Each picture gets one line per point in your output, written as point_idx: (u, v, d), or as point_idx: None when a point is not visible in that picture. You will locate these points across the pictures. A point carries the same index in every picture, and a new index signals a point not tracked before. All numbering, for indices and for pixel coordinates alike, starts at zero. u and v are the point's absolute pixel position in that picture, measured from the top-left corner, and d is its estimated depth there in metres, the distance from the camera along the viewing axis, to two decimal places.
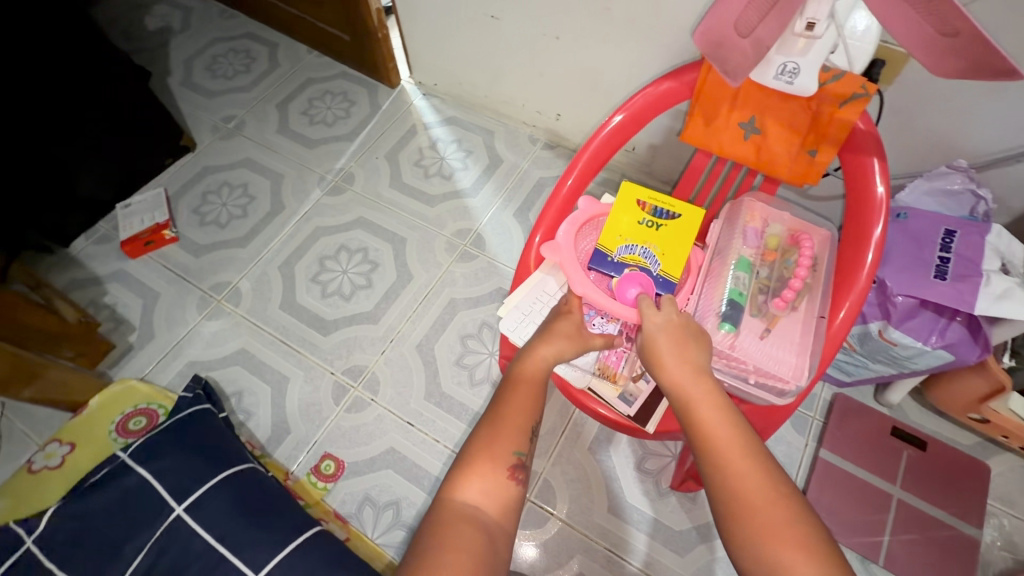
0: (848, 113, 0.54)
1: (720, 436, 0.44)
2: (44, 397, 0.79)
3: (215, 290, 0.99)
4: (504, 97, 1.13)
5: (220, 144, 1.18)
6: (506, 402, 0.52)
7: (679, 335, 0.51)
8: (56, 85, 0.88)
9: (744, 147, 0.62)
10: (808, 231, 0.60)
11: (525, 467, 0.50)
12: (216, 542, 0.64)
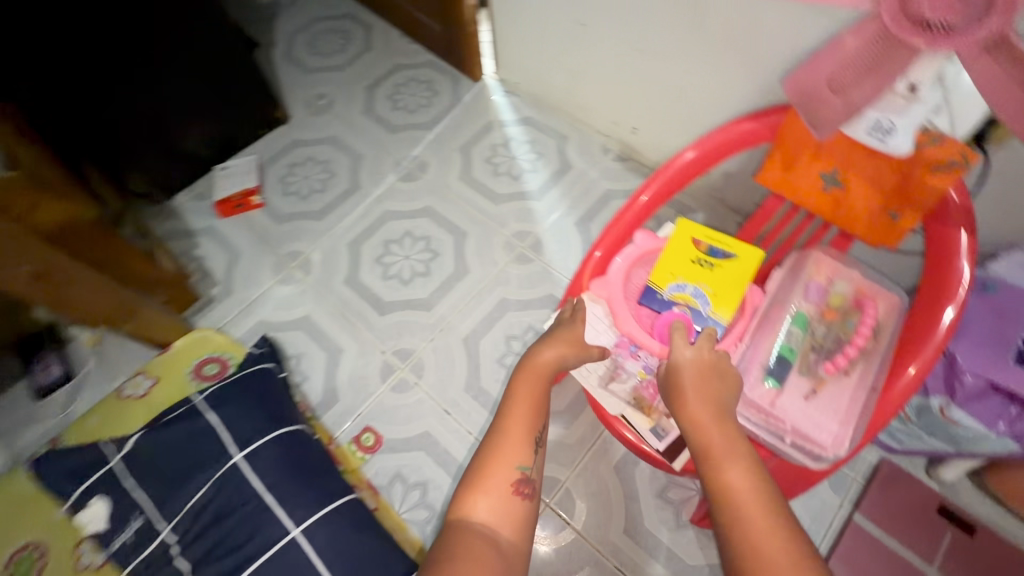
0: (938, 182, 0.55)
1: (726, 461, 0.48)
2: (139, 333, 0.88)
3: (290, 257, 1.07)
4: (583, 103, 1.13)
5: (310, 119, 1.26)
6: (510, 424, 0.59)
7: (707, 374, 0.55)
8: (174, 51, 0.97)
9: (823, 198, 0.64)
10: (875, 298, 0.62)
11: (528, 482, 0.56)
12: (264, 491, 0.71)
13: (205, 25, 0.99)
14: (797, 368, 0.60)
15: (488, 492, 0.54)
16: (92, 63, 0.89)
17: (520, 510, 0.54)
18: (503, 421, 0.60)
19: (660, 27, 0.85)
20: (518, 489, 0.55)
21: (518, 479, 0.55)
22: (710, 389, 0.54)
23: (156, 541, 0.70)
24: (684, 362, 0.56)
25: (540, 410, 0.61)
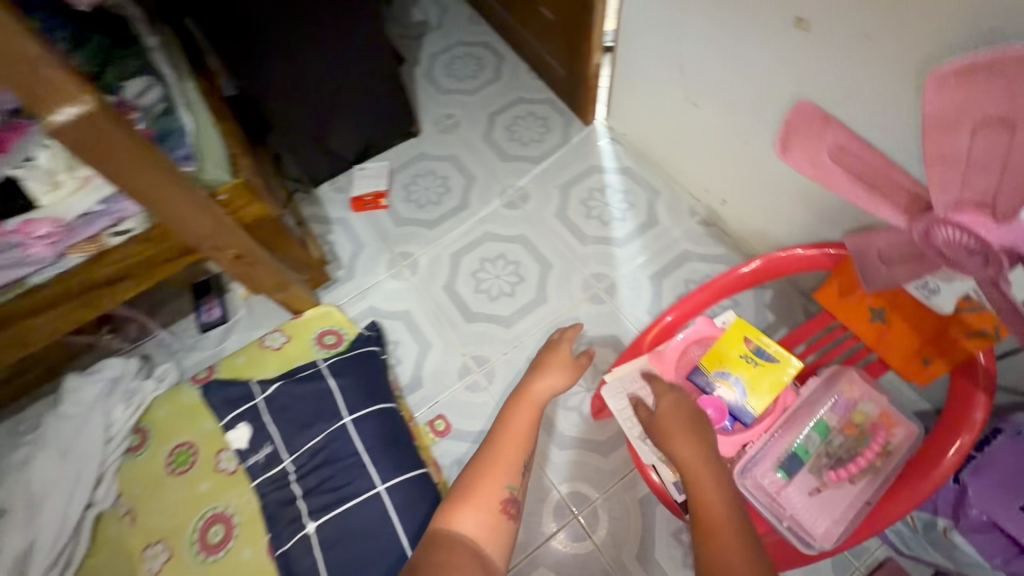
0: (970, 343, 0.67)
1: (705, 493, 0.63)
2: (288, 303, 1.12)
3: (402, 257, 1.27)
4: (681, 167, 1.24)
5: (438, 137, 1.46)
6: (502, 450, 0.77)
7: (699, 434, 0.69)
8: (340, 71, 1.21)
9: (868, 329, 0.76)
10: (894, 425, 0.73)
11: (514, 501, 0.74)
12: (362, 450, 0.91)
13: (370, 53, 1.22)
14: (807, 468, 0.74)
15: (478, 509, 0.72)
16: (281, 75, 1.14)
17: (505, 525, 0.72)
18: (497, 446, 0.78)
19: (764, 125, 0.94)
20: (505, 507, 0.73)
21: (505, 499, 0.73)
22: (701, 447, 0.67)
23: (279, 466, 0.93)
24: (675, 424, 0.70)
25: (529, 438, 0.79)
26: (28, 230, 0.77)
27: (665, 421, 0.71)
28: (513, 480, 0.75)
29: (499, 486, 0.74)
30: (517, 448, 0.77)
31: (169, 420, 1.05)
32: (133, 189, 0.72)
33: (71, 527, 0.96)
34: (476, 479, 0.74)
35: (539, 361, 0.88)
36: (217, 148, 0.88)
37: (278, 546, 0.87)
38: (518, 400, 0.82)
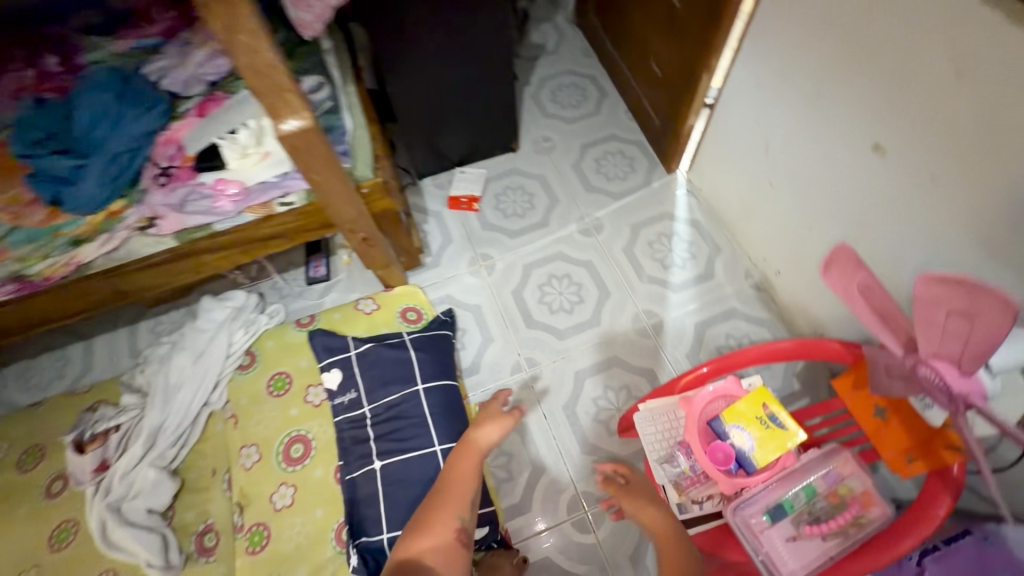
0: (949, 455, 0.76)
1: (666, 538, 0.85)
2: (386, 279, 1.34)
3: (482, 258, 1.46)
4: (747, 232, 1.36)
5: (533, 156, 1.63)
6: (452, 489, 0.94)
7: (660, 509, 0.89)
8: (464, 86, 1.40)
9: (869, 420, 0.86)
10: (871, 503, 0.86)
11: (466, 532, 0.90)
12: (427, 416, 1.12)
13: (497, 78, 1.42)
14: (790, 519, 0.88)
15: (432, 537, 0.87)
16: (417, 83, 1.35)
17: (459, 552, 0.87)
18: (447, 487, 0.95)
19: (829, 220, 1.07)
20: (459, 535, 0.89)
21: (457, 529, 0.89)
22: (665, 521, 0.87)
23: (359, 410, 1.14)
24: (629, 496, 0.92)
25: (473, 477, 0.96)
26: (224, 189, 1.04)
27: (628, 494, 0.92)
28: (464, 512, 0.91)
29: (452, 517, 0.90)
30: (465, 485, 0.95)
31: (275, 351, 1.28)
32: (316, 181, 0.93)
33: (191, 417, 1.21)
34: (432, 512, 0.91)
35: (476, 421, 1.04)
36: (363, 146, 1.06)
37: (347, 473, 1.09)
38: (461, 448, 1.00)
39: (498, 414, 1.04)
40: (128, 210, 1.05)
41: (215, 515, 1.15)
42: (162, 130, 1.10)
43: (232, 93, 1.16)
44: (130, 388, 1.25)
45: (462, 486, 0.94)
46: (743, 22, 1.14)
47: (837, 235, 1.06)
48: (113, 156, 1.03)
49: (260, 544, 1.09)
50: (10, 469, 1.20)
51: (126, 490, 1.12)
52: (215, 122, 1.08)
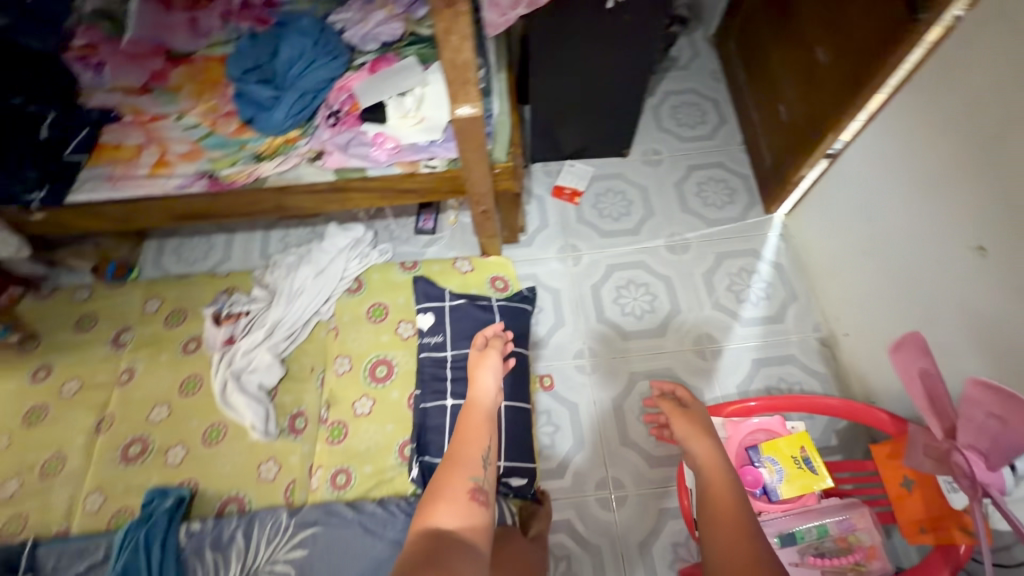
0: (961, 535, 0.84)
1: (713, 470, 0.89)
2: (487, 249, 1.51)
3: (571, 248, 1.58)
4: (829, 288, 1.42)
5: (641, 165, 1.72)
6: (458, 457, 0.94)
7: (715, 448, 0.93)
8: (601, 95, 1.49)
9: (895, 487, 0.95)
10: (875, 557, 0.95)
11: (482, 492, 0.90)
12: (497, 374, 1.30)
13: (630, 95, 1.50)
14: (797, 547, 0.97)
15: (450, 504, 0.86)
16: (562, 86, 1.45)
17: (480, 512, 0.88)
18: (451, 458, 0.94)
19: (909, 302, 1.14)
20: (474, 496, 0.89)
21: (470, 489, 0.89)
22: (718, 460, 0.90)
23: (442, 353, 1.33)
24: (681, 418, 1.01)
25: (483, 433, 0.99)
26: (383, 142, 1.21)
27: (686, 415, 1.01)
28: (476, 473, 0.92)
29: (465, 478, 0.91)
30: (478, 439, 0.97)
31: (380, 284, 1.49)
32: (467, 156, 1.08)
33: (304, 320, 1.43)
34: (442, 484, 0.89)
35: (471, 368, 1.12)
36: (503, 131, 1.17)
37: (422, 402, 1.28)
38: (465, 409, 1.04)
39: (480, 358, 1.13)
40: (302, 140, 1.25)
41: (306, 404, 1.37)
42: (338, 79, 1.29)
43: (402, 57, 1.31)
44: (260, 283, 1.49)
45: (471, 445, 0.96)
46: (903, 73, 1.10)
47: (915, 317, 1.13)
48: (299, 94, 1.25)
49: (338, 438, 1.30)
50: (159, 323, 1.47)
51: (245, 365, 1.36)
52: (386, 82, 1.24)
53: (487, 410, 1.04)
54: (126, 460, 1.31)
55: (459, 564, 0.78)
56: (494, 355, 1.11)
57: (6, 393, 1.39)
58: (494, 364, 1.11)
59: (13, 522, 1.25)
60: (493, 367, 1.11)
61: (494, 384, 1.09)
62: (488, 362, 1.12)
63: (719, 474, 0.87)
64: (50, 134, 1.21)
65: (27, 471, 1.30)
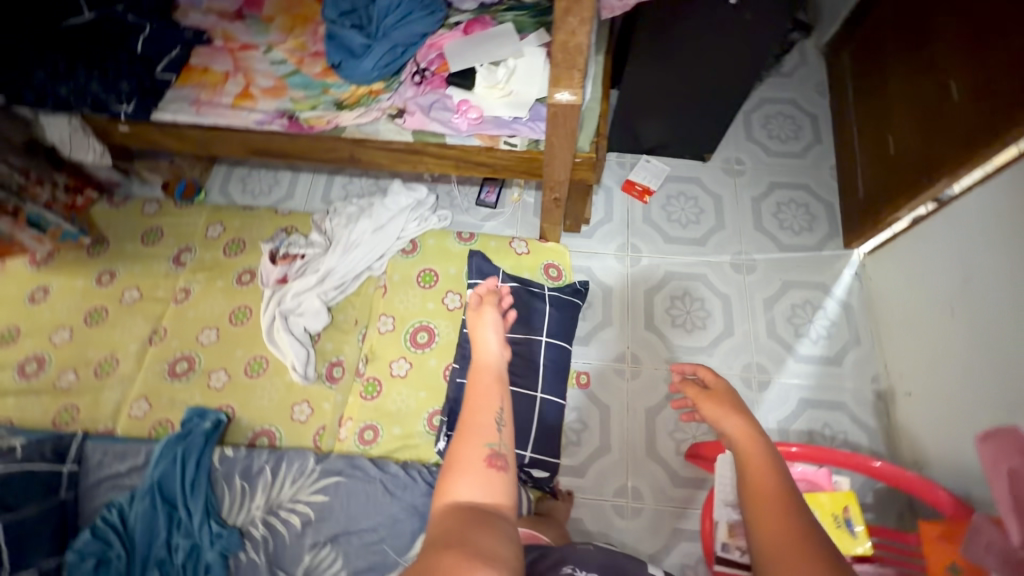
0: None
1: (756, 455, 0.67)
2: (547, 235, 1.47)
3: (631, 248, 1.53)
4: (898, 341, 1.34)
5: (720, 174, 1.63)
6: (468, 420, 0.79)
7: (751, 426, 0.72)
8: (698, 95, 1.40)
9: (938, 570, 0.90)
10: None
11: (498, 456, 0.77)
12: (538, 365, 1.28)
13: (729, 98, 1.41)
14: None
15: (469, 475, 0.74)
16: (658, 79, 1.36)
17: (501, 481, 0.75)
18: (465, 422, 0.80)
19: (991, 377, 1.07)
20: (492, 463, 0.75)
21: (488, 456, 0.75)
22: (757, 440, 0.69)
23: None
24: (715, 398, 0.79)
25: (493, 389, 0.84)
26: (466, 111, 1.17)
27: (710, 397, 0.80)
28: (491, 437, 0.77)
29: (480, 445, 0.76)
30: (491, 400, 0.82)
31: (434, 250, 1.48)
32: (552, 159, 1.08)
33: (356, 273, 1.44)
34: (456, 453, 0.77)
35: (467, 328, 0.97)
36: (592, 121, 1.12)
37: (459, 375, 1.30)
38: (470, 373, 0.88)
39: (479, 314, 0.98)
40: (384, 94, 1.22)
41: (346, 355, 1.39)
42: (430, 35, 1.24)
43: (498, 22, 1.25)
44: (319, 229, 1.49)
45: (481, 410, 0.80)
46: None
47: (993, 394, 1.06)
48: (392, 47, 1.22)
49: (372, 394, 1.32)
50: (219, 249, 1.51)
51: (294, 306, 1.39)
52: (479, 47, 1.20)
53: (497, 370, 0.89)
54: (173, 374, 1.37)
55: (490, 544, 0.64)
56: (491, 311, 0.95)
57: (72, 289, 1.46)
58: (492, 319, 0.96)
59: (66, 412, 1.33)
60: (491, 323, 0.95)
61: (496, 341, 0.93)
62: (486, 318, 0.96)
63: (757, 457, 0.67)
64: (146, 47, 1.23)
65: (84, 367, 1.38)
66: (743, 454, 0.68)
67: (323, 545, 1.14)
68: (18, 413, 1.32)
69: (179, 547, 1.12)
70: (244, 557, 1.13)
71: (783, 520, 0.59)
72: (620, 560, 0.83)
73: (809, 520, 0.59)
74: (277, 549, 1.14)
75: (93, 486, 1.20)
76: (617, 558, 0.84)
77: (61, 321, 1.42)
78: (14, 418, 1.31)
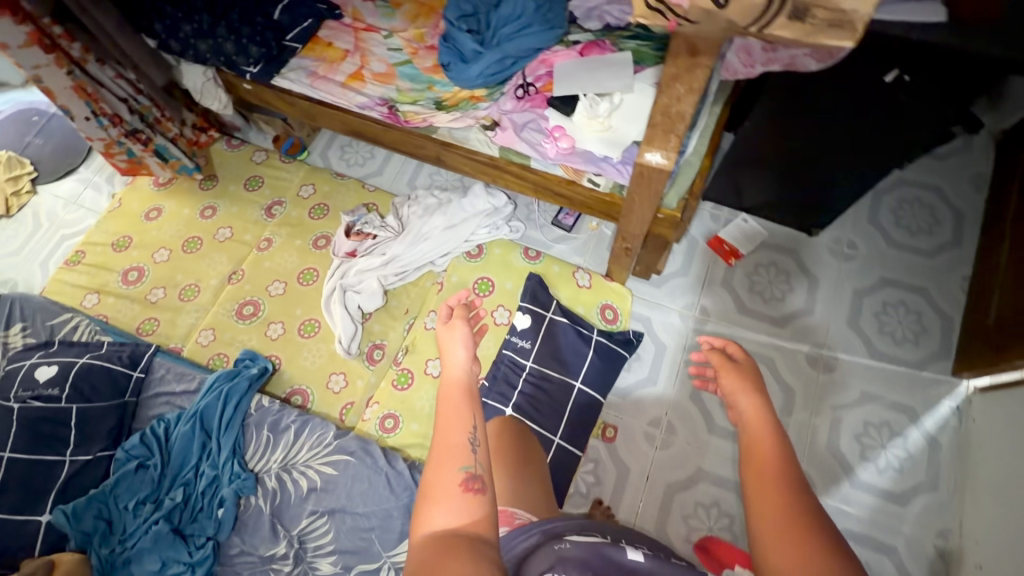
0: None
1: (759, 415, 0.80)
2: (613, 276, 1.41)
3: (700, 309, 1.42)
4: (984, 501, 1.14)
5: (825, 253, 1.46)
6: (441, 443, 0.77)
7: (761, 400, 0.84)
8: (822, 166, 1.24)
9: None
10: None
11: (474, 476, 0.74)
12: (565, 410, 1.25)
13: (856, 177, 1.24)
14: None
15: (446, 501, 0.71)
16: (779, 142, 1.22)
17: (479, 505, 0.71)
18: (437, 444, 0.78)
19: None
20: (468, 486, 0.73)
21: (464, 480, 0.73)
22: (764, 412, 0.80)
23: (523, 361, 1.28)
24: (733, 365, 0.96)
25: (466, 405, 0.83)
26: (558, 138, 1.13)
27: (730, 368, 0.96)
28: (468, 460, 0.75)
29: (455, 469, 0.74)
30: (461, 418, 0.80)
31: (497, 261, 1.47)
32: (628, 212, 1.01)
33: (418, 265, 1.48)
34: (431, 481, 0.74)
35: (444, 342, 1.00)
36: (687, 178, 1.04)
37: (484, 394, 1.25)
38: (442, 388, 0.88)
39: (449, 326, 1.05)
40: (484, 102, 1.21)
41: (389, 340, 1.44)
42: (544, 50, 1.22)
43: (617, 48, 1.22)
44: (396, 212, 1.53)
45: (452, 431, 0.78)
46: None
47: None
48: (502, 55, 1.19)
49: (403, 385, 1.36)
50: (305, 210, 1.61)
51: (355, 282, 1.45)
52: (589, 73, 1.16)
53: (467, 384, 0.89)
54: (239, 316, 1.49)
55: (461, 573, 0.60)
56: (460, 328, 1.02)
57: (179, 216, 1.63)
58: (461, 336, 1.01)
59: (149, 323, 1.50)
60: (458, 340, 1.01)
61: (465, 356, 0.96)
62: (455, 336, 1.02)
63: (761, 427, 0.78)
64: (282, 15, 1.30)
65: (172, 287, 1.54)
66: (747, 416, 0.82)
67: (320, 515, 1.21)
68: (113, 313, 1.51)
69: (204, 474, 1.24)
70: (253, 501, 1.23)
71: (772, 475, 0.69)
72: (602, 550, 0.67)
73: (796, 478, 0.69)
74: (282, 504, 1.22)
75: (152, 398, 1.36)
76: (597, 544, 0.68)
77: (164, 241, 1.60)
78: (109, 317, 1.50)
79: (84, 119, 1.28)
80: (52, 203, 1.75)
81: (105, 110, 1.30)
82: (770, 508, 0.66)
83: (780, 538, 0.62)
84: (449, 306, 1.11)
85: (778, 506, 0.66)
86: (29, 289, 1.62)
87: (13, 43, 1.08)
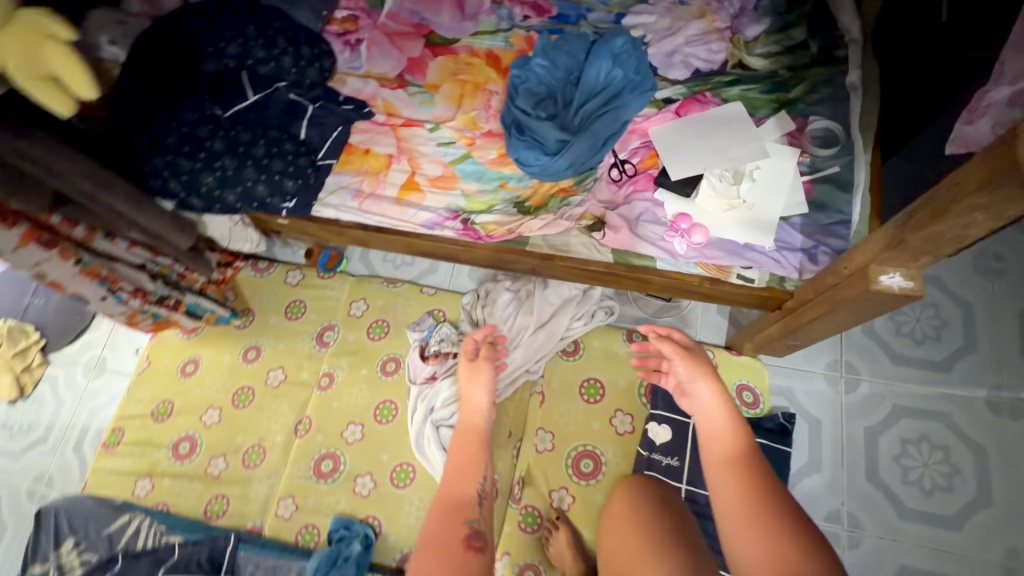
0: None
1: (710, 392, 1.04)
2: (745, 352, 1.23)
3: (846, 368, 1.23)
4: None
5: (973, 273, 1.27)
6: (448, 495, 1.01)
7: (716, 388, 1.04)
8: None
9: None
10: None
11: (478, 536, 0.95)
12: None
13: None
14: None
15: (446, 553, 0.91)
16: None
17: (476, 558, 0.91)
18: (453, 490, 1.01)
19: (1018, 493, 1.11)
20: (472, 541, 0.94)
21: (466, 538, 0.93)
22: (720, 399, 1.03)
23: (675, 482, 1.16)
24: (694, 358, 1.11)
25: (478, 458, 1.07)
26: (689, 232, 0.93)
27: (690, 359, 1.10)
28: (474, 519, 0.97)
29: (461, 526, 0.95)
30: (472, 472, 1.05)
31: (599, 356, 1.29)
32: (828, 316, 0.78)
33: (512, 380, 1.26)
34: (439, 538, 0.93)
35: (462, 380, 1.17)
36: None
37: None
38: (458, 433, 1.11)
39: (471, 366, 1.17)
40: (575, 194, 1.01)
41: (499, 473, 1.22)
42: (632, 119, 1.02)
43: (721, 101, 1.02)
44: (469, 316, 1.34)
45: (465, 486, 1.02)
46: None
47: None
48: (596, 140, 0.98)
49: (533, 527, 1.18)
50: (362, 330, 1.40)
51: (446, 415, 1.24)
52: (700, 140, 0.98)
53: (482, 430, 1.11)
54: (319, 474, 1.29)
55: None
56: (487, 372, 1.15)
57: (220, 365, 1.42)
58: (485, 378, 1.15)
59: (217, 503, 1.29)
60: (482, 381, 1.15)
61: (487, 401, 1.15)
62: (480, 374, 1.16)
63: (718, 413, 1.00)
64: (309, 133, 1.07)
65: (233, 454, 1.33)
66: (707, 402, 1.03)
67: None
68: (173, 499, 1.30)
69: None
70: None
71: (724, 441, 0.96)
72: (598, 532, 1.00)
73: (742, 436, 0.95)
74: None
75: None
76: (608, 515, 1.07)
77: (210, 399, 1.39)
78: (170, 506, 1.28)
79: (100, 300, 1.09)
80: (71, 372, 1.52)
81: (123, 286, 1.09)
82: (727, 481, 0.89)
83: (734, 503, 0.85)
84: (475, 342, 1.20)
85: (728, 469, 0.91)
86: (70, 483, 1.40)
87: (5, 248, 0.87)
